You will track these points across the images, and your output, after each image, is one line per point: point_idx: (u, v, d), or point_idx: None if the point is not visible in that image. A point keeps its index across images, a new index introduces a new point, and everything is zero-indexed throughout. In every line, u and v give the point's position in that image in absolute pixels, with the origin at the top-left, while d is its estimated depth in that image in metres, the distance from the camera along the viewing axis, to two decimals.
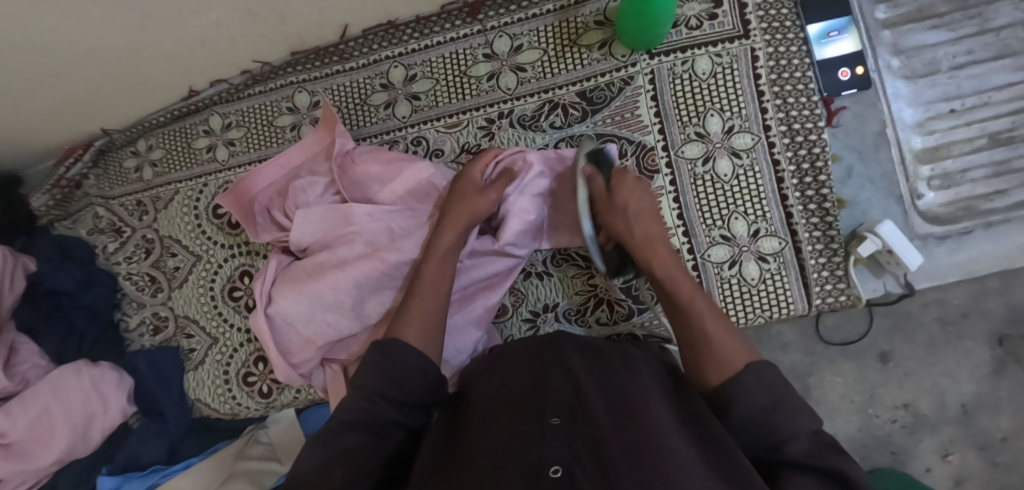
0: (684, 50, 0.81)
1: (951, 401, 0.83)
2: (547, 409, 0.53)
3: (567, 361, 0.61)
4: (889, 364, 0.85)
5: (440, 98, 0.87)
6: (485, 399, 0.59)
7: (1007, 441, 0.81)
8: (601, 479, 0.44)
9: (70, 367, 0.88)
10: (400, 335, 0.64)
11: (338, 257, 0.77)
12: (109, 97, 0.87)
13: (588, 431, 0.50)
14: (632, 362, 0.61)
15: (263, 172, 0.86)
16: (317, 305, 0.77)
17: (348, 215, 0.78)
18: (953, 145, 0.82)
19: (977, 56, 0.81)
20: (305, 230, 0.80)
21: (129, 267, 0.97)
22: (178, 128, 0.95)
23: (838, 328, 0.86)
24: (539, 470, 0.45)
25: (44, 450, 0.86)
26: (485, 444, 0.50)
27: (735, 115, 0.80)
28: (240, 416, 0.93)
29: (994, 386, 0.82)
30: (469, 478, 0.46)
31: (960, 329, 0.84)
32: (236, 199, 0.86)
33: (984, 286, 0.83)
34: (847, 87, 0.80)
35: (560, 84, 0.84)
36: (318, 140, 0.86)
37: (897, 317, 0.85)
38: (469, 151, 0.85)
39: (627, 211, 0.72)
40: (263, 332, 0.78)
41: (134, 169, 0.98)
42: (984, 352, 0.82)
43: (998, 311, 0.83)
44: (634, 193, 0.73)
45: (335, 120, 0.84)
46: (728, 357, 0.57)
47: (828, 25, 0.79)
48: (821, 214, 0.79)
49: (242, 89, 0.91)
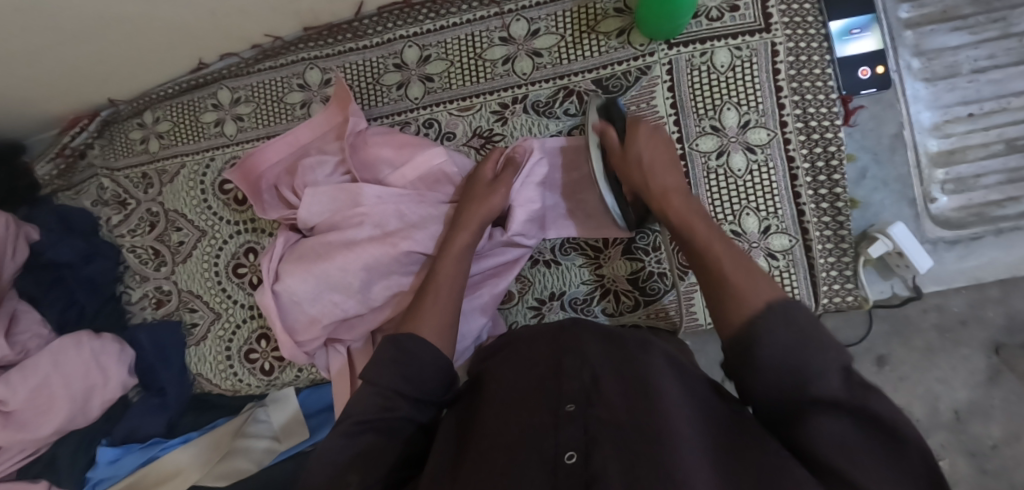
0: (704, 42, 0.80)
1: (944, 406, 0.84)
2: (563, 394, 0.54)
3: (583, 344, 0.61)
4: (885, 367, 0.85)
5: (454, 80, 0.86)
6: (498, 389, 0.60)
7: (997, 448, 0.82)
8: (617, 463, 0.45)
9: (72, 338, 0.88)
10: (414, 330, 0.65)
11: (347, 237, 0.76)
12: (117, 67, 0.86)
13: (603, 415, 0.51)
14: (648, 347, 0.63)
15: (269, 148, 0.85)
16: (325, 285, 0.77)
17: (357, 197, 0.77)
18: (968, 150, 0.81)
19: (998, 60, 0.80)
20: (314, 209, 0.79)
21: (133, 241, 0.96)
22: (185, 101, 0.94)
23: (837, 330, 0.86)
24: (554, 458, 0.47)
25: (44, 420, 0.86)
26: (503, 431, 0.52)
27: (751, 109, 0.79)
28: (242, 393, 0.94)
29: (986, 395, 0.83)
30: (486, 467, 0.49)
31: (958, 336, 0.84)
32: (244, 175, 0.85)
33: (984, 296, 0.83)
34: (865, 86, 0.79)
35: (576, 71, 0.83)
36: (328, 118, 0.85)
37: (898, 322, 0.85)
38: (481, 136, 0.85)
39: (644, 162, 0.73)
40: (270, 310, 0.78)
41: (140, 141, 0.96)
42: (980, 360, 0.83)
43: (996, 321, 0.83)
44: (649, 145, 0.74)
45: (347, 96, 0.83)
46: (747, 292, 0.56)
47: (850, 23, 0.78)
48: (833, 213, 0.78)
49: (253, 64, 0.90)
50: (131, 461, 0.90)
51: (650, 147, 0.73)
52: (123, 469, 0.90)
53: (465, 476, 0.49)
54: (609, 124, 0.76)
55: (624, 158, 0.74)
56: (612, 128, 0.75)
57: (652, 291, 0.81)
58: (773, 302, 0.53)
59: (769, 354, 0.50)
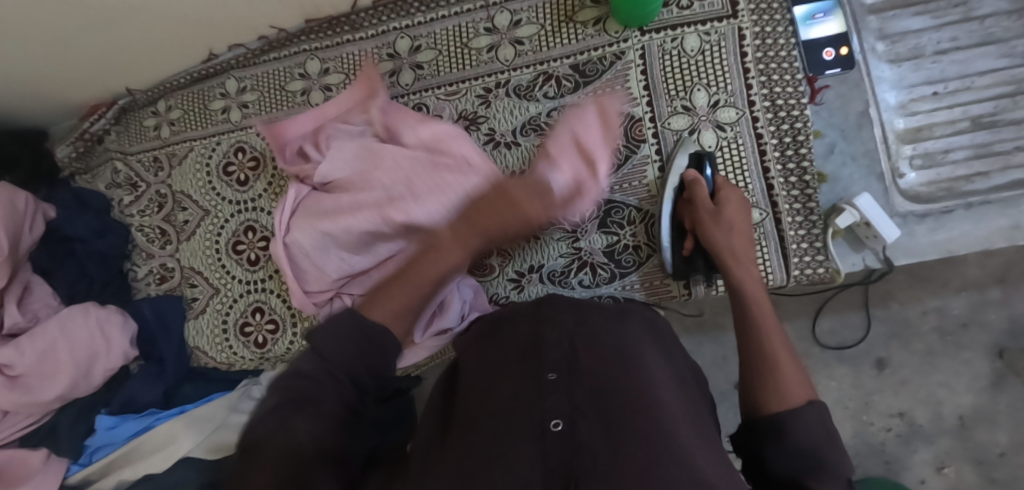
0: (674, 28, 0.85)
1: (948, 412, 0.96)
2: (545, 364, 0.56)
3: (561, 319, 0.63)
4: (885, 370, 0.98)
5: (442, 67, 0.92)
6: (483, 367, 0.62)
7: (1004, 455, 0.94)
8: (601, 433, 0.47)
9: (79, 307, 0.93)
10: (374, 310, 0.59)
11: (356, 199, 0.80)
12: (133, 56, 0.93)
13: (583, 383, 0.53)
14: (622, 319, 0.67)
15: (297, 116, 0.89)
16: (330, 242, 0.81)
17: (379, 162, 0.82)
18: (935, 127, 0.84)
19: (960, 42, 0.84)
20: (335, 164, 0.83)
21: (141, 220, 1.02)
22: (196, 90, 1.01)
23: (834, 332, 1.00)
24: (540, 425, 0.49)
25: (48, 384, 0.90)
26: (493, 401, 0.55)
27: (721, 90, 0.83)
28: (236, 367, 0.99)
29: (992, 401, 0.96)
30: (478, 437, 0.52)
31: (959, 340, 0.97)
32: (272, 135, 0.88)
33: (983, 297, 0.97)
34: (830, 66, 0.83)
35: (555, 57, 0.88)
36: (357, 93, 0.89)
37: (894, 325, 0.99)
38: (466, 118, 0.90)
39: (732, 223, 0.75)
40: (282, 261, 0.84)
41: (153, 128, 1.03)
42: (983, 364, 0.96)
43: (999, 323, 0.97)
44: (737, 211, 0.77)
45: (376, 73, 0.88)
46: (793, 389, 0.57)
47: (813, 8, 0.83)
48: (801, 187, 0.81)
49: (258, 55, 0.97)
50: (128, 429, 0.93)
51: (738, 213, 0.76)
52: (120, 437, 0.93)
53: (455, 453, 0.52)
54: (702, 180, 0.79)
55: (711, 219, 0.76)
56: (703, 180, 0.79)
57: (627, 263, 0.85)
58: (812, 404, 0.55)
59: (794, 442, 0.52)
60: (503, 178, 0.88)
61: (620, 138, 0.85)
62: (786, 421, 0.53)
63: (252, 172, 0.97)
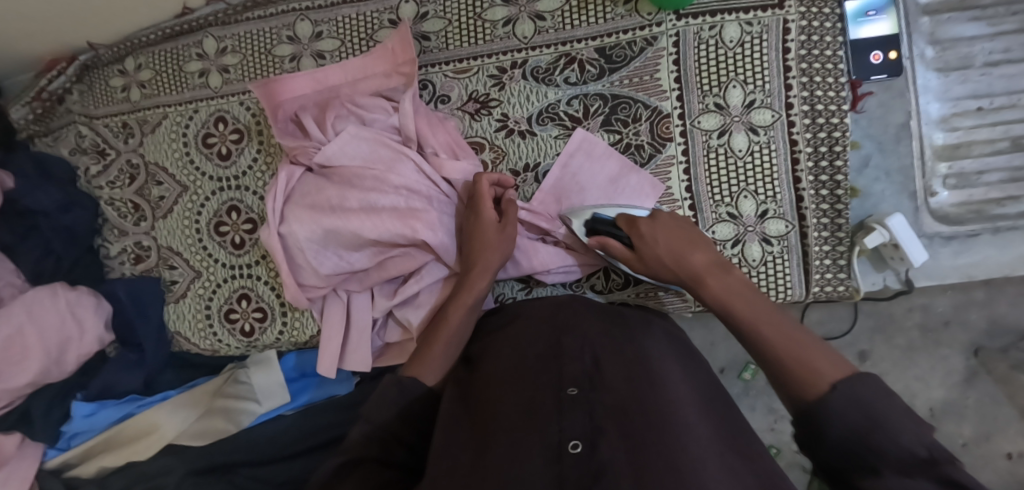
0: (713, 15, 0.76)
1: (920, 403, 0.88)
2: (565, 377, 0.53)
3: (583, 327, 0.61)
4: (866, 361, 0.90)
5: (451, 40, 0.82)
6: (497, 371, 0.58)
7: (966, 447, 0.86)
8: (625, 456, 0.44)
9: (46, 289, 0.85)
10: (417, 375, 0.62)
11: (370, 201, 0.73)
12: (96, 8, 0.82)
13: (607, 402, 0.50)
14: (647, 329, 0.65)
15: (301, 79, 0.80)
16: (331, 239, 0.75)
17: (395, 164, 0.75)
18: (973, 146, 0.80)
19: (1014, 54, 0.78)
20: (347, 150, 0.76)
21: (111, 193, 0.92)
22: (169, 48, 0.89)
23: (822, 322, 0.91)
24: (559, 445, 0.46)
25: (17, 370, 0.83)
26: (506, 412, 0.51)
27: (757, 89, 0.76)
28: (221, 354, 0.92)
29: (963, 395, 0.87)
30: (498, 452, 0.47)
31: (940, 336, 0.88)
32: (266, 96, 0.78)
33: (969, 297, 0.87)
34: (876, 72, 0.77)
35: (578, 38, 0.79)
36: (371, 67, 0.80)
37: (881, 319, 0.90)
38: (476, 100, 0.82)
39: (666, 251, 0.67)
40: (277, 252, 0.77)
41: (121, 89, 0.92)
42: (959, 361, 0.87)
43: (978, 323, 0.88)
44: (660, 226, 0.69)
45: (411, 57, 0.78)
46: (817, 368, 0.50)
47: (866, 4, 0.75)
48: (832, 201, 0.77)
49: (241, 11, 0.86)
50: (107, 415, 0.90)
51: (665, 232, 0.68)
52: (99, 424, 0.90)
53: (466, 472, 0.47)
54: (606, 237, 0.72)
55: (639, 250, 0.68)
56: (612, 239, 0.71)
57: None
58: (846, 375, 0.48)
59: (840, 412, 0.45)
60: (516, 170, 0.81)
61: (645, 135, 0.79)
62: (825, 407, 0.46)
63: (236, 146, 0.88)
